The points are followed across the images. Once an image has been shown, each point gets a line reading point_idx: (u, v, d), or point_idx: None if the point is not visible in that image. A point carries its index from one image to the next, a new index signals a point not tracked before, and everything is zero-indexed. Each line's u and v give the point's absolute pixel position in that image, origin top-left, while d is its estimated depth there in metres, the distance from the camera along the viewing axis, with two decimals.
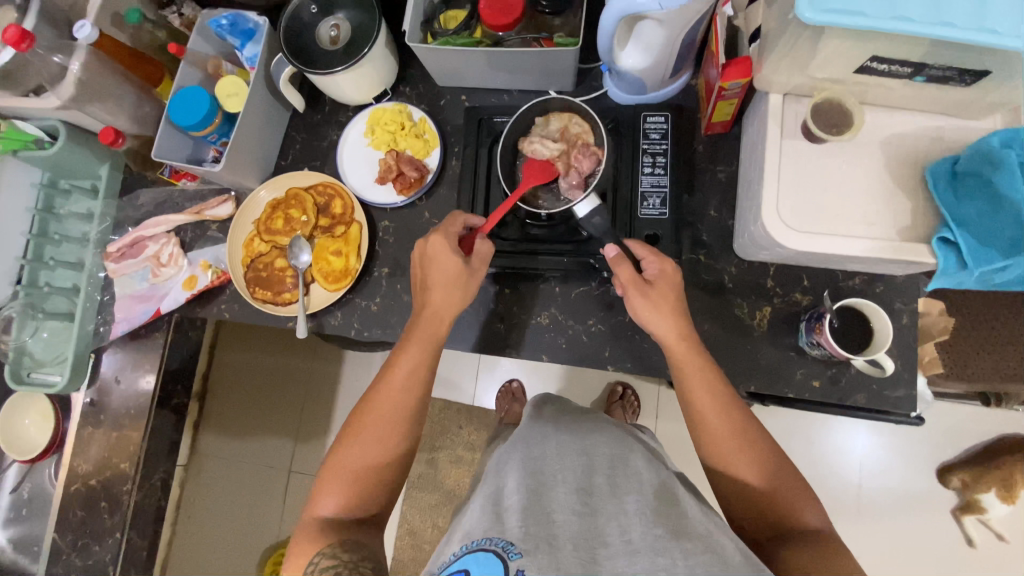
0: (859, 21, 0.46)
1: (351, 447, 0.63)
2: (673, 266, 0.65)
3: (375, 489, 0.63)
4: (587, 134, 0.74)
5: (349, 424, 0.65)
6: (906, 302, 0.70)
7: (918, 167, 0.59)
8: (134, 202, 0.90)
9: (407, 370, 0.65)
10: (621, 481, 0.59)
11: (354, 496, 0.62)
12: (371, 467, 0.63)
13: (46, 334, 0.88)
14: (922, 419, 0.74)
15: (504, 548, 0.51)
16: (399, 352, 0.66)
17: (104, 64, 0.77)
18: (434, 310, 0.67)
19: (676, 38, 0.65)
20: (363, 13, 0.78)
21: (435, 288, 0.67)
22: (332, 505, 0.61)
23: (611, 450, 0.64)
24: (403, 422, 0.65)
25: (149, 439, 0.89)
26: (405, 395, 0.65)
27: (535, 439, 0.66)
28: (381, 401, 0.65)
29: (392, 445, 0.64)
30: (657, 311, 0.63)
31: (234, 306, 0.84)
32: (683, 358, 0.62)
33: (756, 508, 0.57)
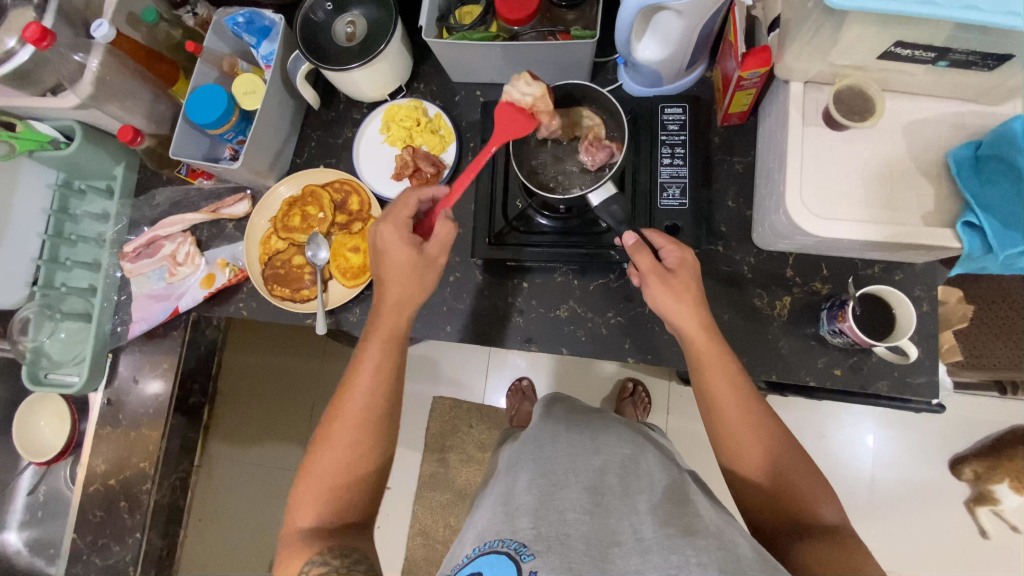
0: (883, 6, 0.46)
1: (322, 453, 0.63)
2: (691, 255, 0.65)
3: (351, 492, 0.62)
4: (600, 127, 0.71)
5: (320, 430, 0.65)
6: (926, 289, 0.71)
7: (939, 152, 0.59)
8: (149, 201, 0.90)
9: (372, 370, 0.65)
10: (632, 481, 0.58)
11: (331, 503, 0.61)
12: (346, 470, 0.62)
13: (63, 335, 0.88)
14: (943, 406, 0.74)
15: (516, 549, 0.51)
16: (362, 352, 0.66)
17: (121, 63, 0.77)
18: (395, 303, 0.67)
19: (694, 28, 0.65)
20: (379, 10, 0.78)
21: (397, 268, 0.67)
22: (310, 515, 0.60)
23: (621, 450, 0.63)
24: (374, 422, 0.64)
25: (167, 439, 0.89)
26: (372, 394, 0.64)
27: (546, 437, 0.66)
28: (346, 404, 0.64)
29: (366, 446, 0.63)
30: (678, 299, 0.62)
31: (252, 304, 0.84)
32: (703, 348, 0.62)
33: (771, 501, 0.57)
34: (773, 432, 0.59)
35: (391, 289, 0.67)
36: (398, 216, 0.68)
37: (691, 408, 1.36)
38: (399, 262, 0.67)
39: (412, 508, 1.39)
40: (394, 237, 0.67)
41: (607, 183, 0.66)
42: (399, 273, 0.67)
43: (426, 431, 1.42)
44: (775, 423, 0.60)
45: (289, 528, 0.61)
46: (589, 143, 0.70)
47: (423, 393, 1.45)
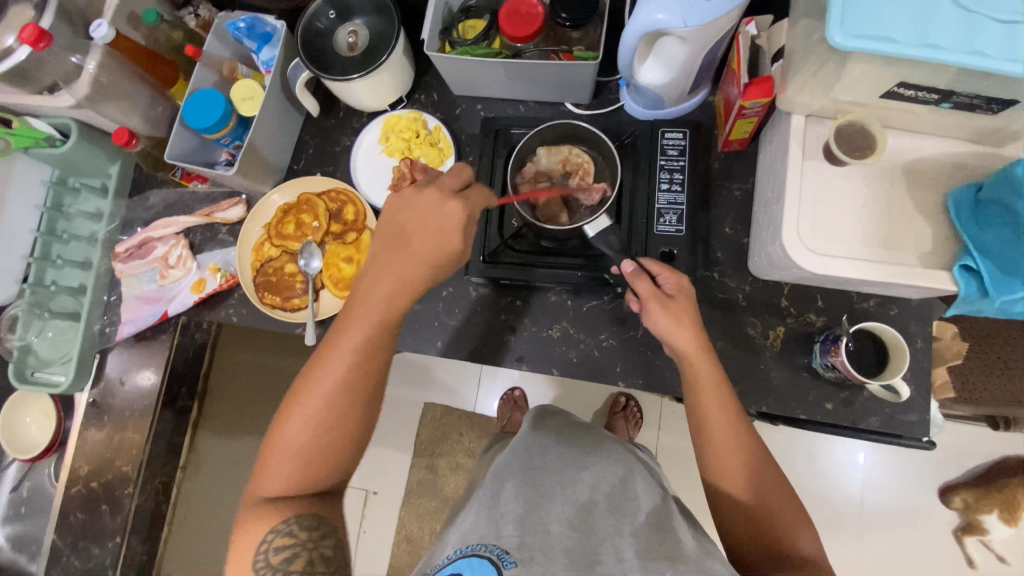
0: (888, 48, 0.46)
1: (290, 429, 0.57)
2: (685, 279, 0.65)
3: (323, 467, 0.58)
4: (589, 165, 0.73)
5: (288, 403, 0.59)
6: (921, 325, 0.70)
7: (939, 192, 0.58)
8: (144, 202, 0.89)
9: (355, 348, 0.58)
10: (621, 504, 0.57)
11: (298, 480, 0.57)
12: (321, 442, 0.57)
13: (52, 333, 0.87)
14: (933, 442, 0.72)
15: (498, 555, 0.50)
16: (346, 327, 0.59)
17: (119, 64, 0.76)
18: (404, 285, 0.60)
19: (697, 55, 0.64)
20: (382, 20, 0.77)
21: (417, 244, 0.59)
22: (277, 485, 0.57)
23: (612, 470, 0.62)
24: (354, 402, 0.58)
25: (151, 443, 0.88)
26: (354, 374, 0.58)
27: (536, 451, 0.66)
28: (325, 375, 0.58)
29: (341, 426, 0.58)
30: (678, 322, 0.60)
31: (242, 310, 0.84)
32: (700, 369, 0.60)
33: (749, 524, 0.56)
34: (757, 460, 0.58)
35: (415, 258, 0.59)
36: (451, 187, 0.62)
37: (683, 425, 1.35)
38: (419, 232, 0.60)
39: (398, 514, 1.39)
40: (421, 215, 0.60)
41: (602, 216, 0.69)
42: (415, 249, 0.60)
43: (416, 438, 1.42)
44: (759, 449, 0.59)
45: (254, 488, 0.58)
46: (581, 181, 0.72)
47: (414, 399, 1.44)
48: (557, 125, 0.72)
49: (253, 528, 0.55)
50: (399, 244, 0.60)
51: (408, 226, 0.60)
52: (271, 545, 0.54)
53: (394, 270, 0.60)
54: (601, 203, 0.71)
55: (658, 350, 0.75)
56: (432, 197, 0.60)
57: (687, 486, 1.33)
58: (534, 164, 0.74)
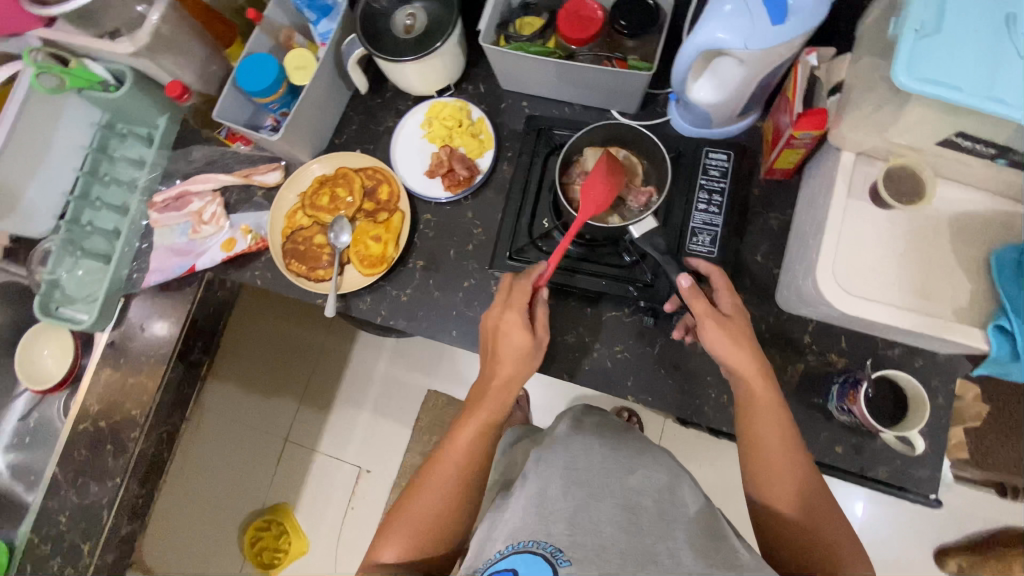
0: (953, 95, 0.45)
1: (418, 502, 0.61)
2: (737, 303, 0.62)
3: (438, 542, 0.60)
4: (637, 168, 0.73)
5: (418, 476, 0.63)
6: (944, 381, 0.69)
7: (981, 249, 0.57)
8: (186, 156, 0.91)
9: (473, 439, 0.62)
10: (668, 508, 0.56)
11: (417, 550, 0.60)
12: (440, 521, 0.60)
13: (82, 271, 0.89)
14: (938, 504, 0.70)
15: (551, 552, 0.51)
16: (468, 411, 0.63)
17: (181, 17, 0.78)
18: (509, 371, 0.63)
19: (753, 77, 0.64)
20: (440, 6, 0.78)
21: (521, 335, 0.63)
22: (395, 552, 0.59)
23: (658, 474, 0.61)
24: (470, 486, 0.61)
25: (162, 392, 0.90)
26: (475, 455, 0.62)
27: (578, 448, 0.63)
28: (447, 460, 0.62)
29: (459, 503, 0.61)
30: (736, 343, 0.59)
31: (267, 274, 0.85)
32: (760, 392, 0.58)
33: (797, 543, 0.55)
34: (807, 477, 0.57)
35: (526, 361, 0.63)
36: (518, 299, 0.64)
37: (683, 449, 1.34)
38: (520, 321, 0.63)
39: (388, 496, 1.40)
40: (520, 303, 0.64)
41: (649, 217, 0.66)
42: (521, 341, 0.63)
43: (415, 424, 1.42)
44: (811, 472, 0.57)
45: (373, 554, 0.60)
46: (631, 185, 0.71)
47: (419, 385, 1.44)
48: (605, 126, 0.72)
49: None
50: (493, 332, 0.64)
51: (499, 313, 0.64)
52: None
53: (503, 359, 0.63)
54: (647, 207, 0.69)
55: (673, 371, 0.74)
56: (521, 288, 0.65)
57: None
58: (580, 165, 0.73)
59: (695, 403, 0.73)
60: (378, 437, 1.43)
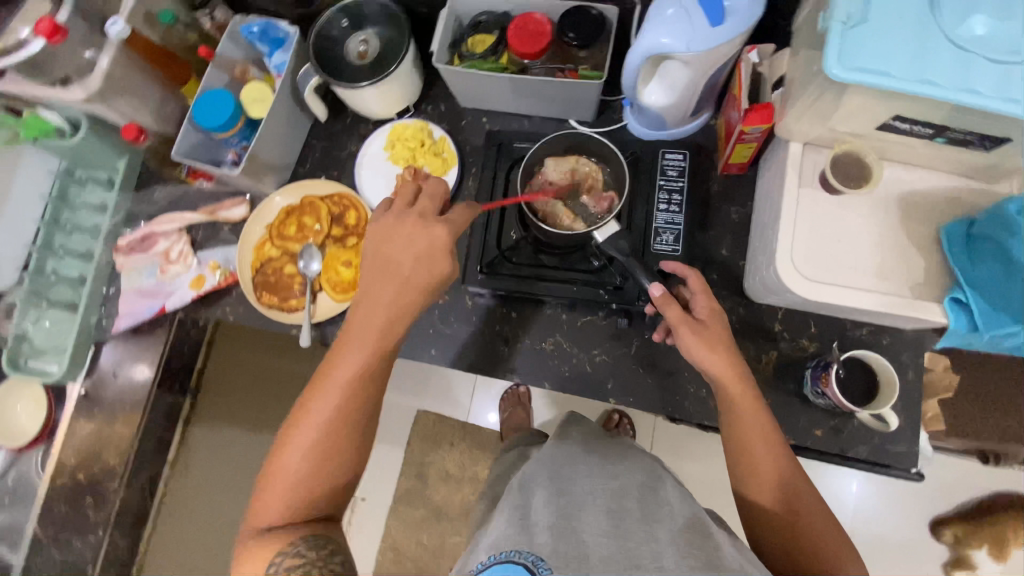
0: (884, 81, 0.47)
1: (289, 456, 0.58)
2: (719, 307, 0.63)
3: (323, 492, 0.58)
4: (597, 173, 0.74)
5: (287, 431, 0.60)
6: (913, 356, 0.71)
7: (931, 226, 0.59)
8: (148, 197, 0.90)
9: (345, 381, 0.60)
10: (653, 509, 0.55)
11: (298, 507, 0.57)
12: (315, 475, 0.58)
13: (48, 322, 0.87)
14: (923, 475, 0.72)
15: (533, 562, 0.50)
16: (339, 354, 0.61)
17: (132, 60, 0.77)
18: (397, 310, 0.61)
19: (699, 78, 0.66)
20: (393, 30, 0.79)
21: (413, 273, 0.61)
22: (275, 515, 0.57)
23: (637, 477, 0.60)
24: (345, 428, 0.59)
25: (140, 438, 0.88)
26: (350, 397, 0.60)
27: (563, 462, 0.65)
28: (318, 405, 0.59)
29: (335, 449, 0.59)
30: (711, 349, 0.59)
31: (239, 308, 0.84)
32: (737, 395, 0.58)
33: (783, 541, 0.54)
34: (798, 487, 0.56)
35: (392, 292, 0.61)
36: (425, 208, 0.63)
37: (676, 445, 1.34)
38: (411, 260, 0.61)
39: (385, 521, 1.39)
40: (409, 241, 0.61)
41: (611, 221, 0.67)
42: (415, 283, 0.61)
43: (407, 446, 1.42)
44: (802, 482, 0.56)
45: (253, 520, 0.58)
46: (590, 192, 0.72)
47: (408, 406, 1.44)
48: (565, 134, 0.72)
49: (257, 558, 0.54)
50: (396, 276, 0.61)
51: (397, 254, 0.61)
52: (279, 568, 0.52)
53: (388, 300, 0.61)
54: (608, 210, 0.70)
55: (651, 370, 0.75)
56: (418, 225, 0.62)
57: None
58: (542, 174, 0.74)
59: (675, 399, 0.74)
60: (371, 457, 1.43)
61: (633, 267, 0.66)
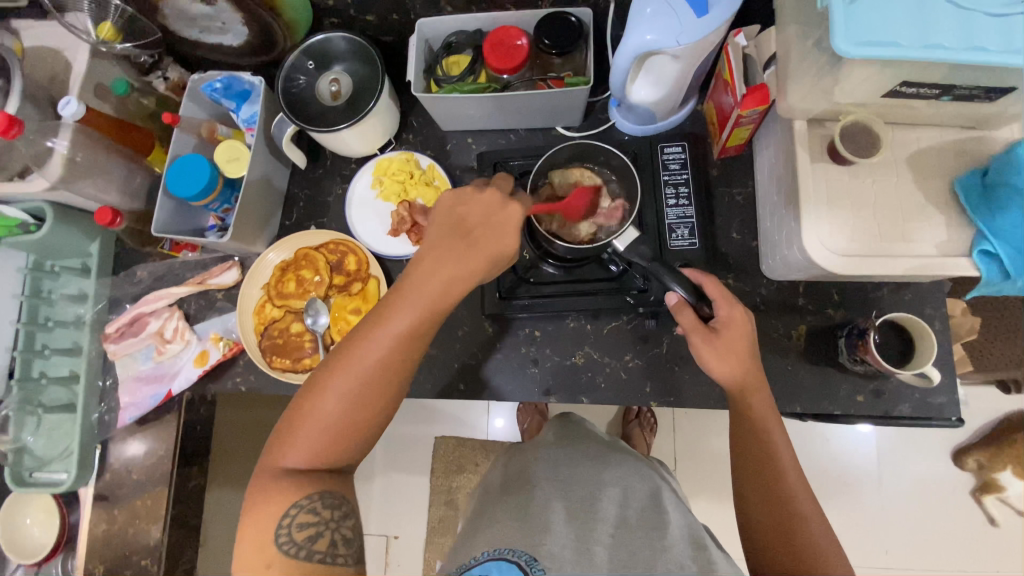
0: (894, 52, 0.46)
1: (320, 405, 0.56)
2: (744, 314, 0.61)
3: (350, 444, 0.57)
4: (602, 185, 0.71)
5: (322, 376, 0.57)
6: (936, 307, 0.72)
7: (945, 180, 0.59)
8: (131, 278, 0.85)
9: (394, 338, 0.56)
10: (650, 518, 0.66)
11: (323, 455, 0.56)
12: (345, 428, 0.56)
13: (47, 428, 0.81)
14: (962, 419, 0.71)
15: (525, 561, 0.58)
16: (392, 310, 0.57)
17: (93, 140, 0.73)
18: (462, 277, 0.58)
19: (690, 69, 0.65)
20: (364, 66, 0.76)
21: (483, 239, 0.58)
22: (299, 459, 0.56)
23: (637, 487, 0.70)
24: (387, 384, 0.57)
25: (168, 532, 0.83)
26: (395, 358, 0.57)
27: (562, 466, 0.74)
28: (361, 356, 0.56)
29: (370, 405, 0.57)
30: (724, 361, 0.59)
31: (250, 377, 0.80)
32: (749, 389, 0.60)
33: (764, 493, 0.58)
34: (805, 509, 0.57)
35: (456, 257, 0.58)
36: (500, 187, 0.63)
37: (699, 425, 1.35)
38: (483, 223, 0.59)
39: (424, 555, 1.36)
40: (485, 209, 0.60)
41: (628, 228, 0.66)
42: (483, 250, 0.59)
43: (431, 475, 1.39)
44: (808, 504, 0.57)
45: (270, 458, 0.57)
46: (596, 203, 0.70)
47: (427, 435, 1.41)
48: (566, 146, 0.71)
49: (272, 505, 0.54)
50: (464, 241, 0.59)
51: (470, 220, 0.60)
52: (293, 522, 0.54)
53: (456, 265, 0.58)
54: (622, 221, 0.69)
55: (686, 365, 0.74)
56: (495, 197, 0.60)
57: (713, 486, 1.31)
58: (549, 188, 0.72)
59: (716, 390, 0.73)
60: (398, 493, 1.40)
61: (658, 270, 0.63)
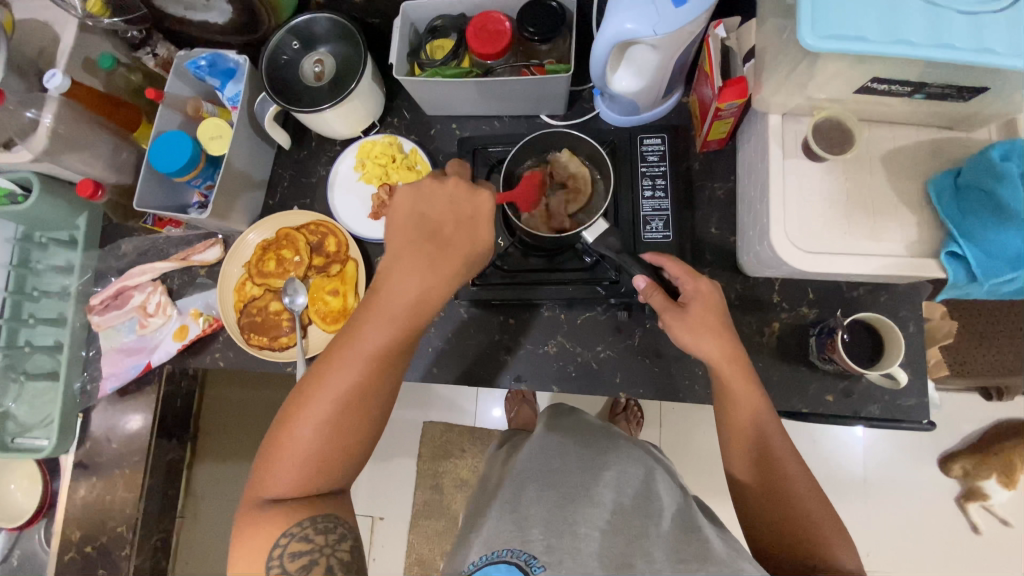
0: (859, 47, 0.46)
1: (298, 430, 0.56)
2: (709, 285, 0.63)
3: (335, 466, 0.58)
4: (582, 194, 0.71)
5: (297, 401, 0.58)
6: (911, 310, 0.71)
7: (918, 180, 0.59)
8: (116, 252, 0.86)
9: (366, 354, 0.57)
10: (645, 505, 0.60)
11: (307, 478, 0.57)
12: (326, 450, 0.57)
13: (31, 395, 0.84)
14: (933, 423, 0.70)
15: (526, 561, 0.53)
16: (361, 326, 0.58)
17: (78, 113, 0.74)
18: (433, 284, 0.59)
19: (668, 60, 0.65)
20: (347, 46, 0.76)
21: (452, 241, 0.60)
22: (283, 486, 0.56)
23: (631, 471, 0.66)
24: (363, 402, 0.58)
25: (144, 501, 0.85)
26: (370, 374, 0.58)
27: (556, 454, 0.69)
28: (333, 378, 0.57)
29: (349, 424, 0.57)
30: (698, 335, 0.60)
31: (229, 353, 0.81)
32: (730, 376, 0.59)
33: (767, 491, 0.57)
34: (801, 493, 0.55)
35: (422, 266, 0.59)
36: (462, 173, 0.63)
37: (685, 421, 1.35)
38: (449, 229, 0.60)
39: (406, 537, 1.38)
40: (447, 207, 0.60)
41: (598, 219, 0.66)
42: (455, 252, 0.60)
43: (417, 458, 1.40)
44: (796, 467, 0.57)
45: (256, 489, 0.57)
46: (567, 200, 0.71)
47: (414, 419, 1.43)
48: (551, 132, 0.72)
49: (261, 533, 0.54)
50: (434, 242, 0.60)
51: (434, 218, 0.60)
52: (286, 549, 0.54)
53: (426, 271, 0.59)
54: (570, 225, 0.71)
55: (658, 357, 0.74)
56: (460, 187, 0.60)
57: (694, 483, 1.32)
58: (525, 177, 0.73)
59: (686, 384, 0.74)
60: (384, 474, 1.41)
61: (626, 261, 0.66)
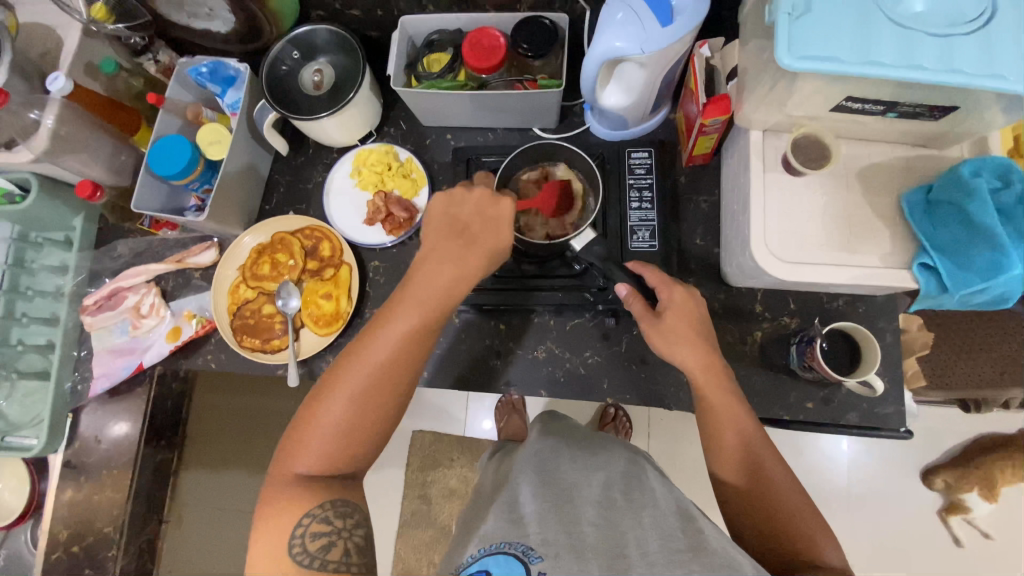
0: (833, 66, 0.48)
1: (330, 406, 0.57)
2: (684, 295, 0.64)
3: (361, 448, 0.58)
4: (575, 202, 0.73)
5: (330, 379, 0.59)
6: (888, 321, 0.73)
7: (892, 194, 0.61)
8: (111, 253, 0.87)
9: (400, 337, 0.59)
10: (636, 495, 0.61)
11: (334, 456, 0.57)
12: (355, 428, 0.57)
13: (20, 394, 0.83)
14: (911, 431, 0.72)
15: (522, 552, 0.54)
16: (395, 310, 0.60)
17: (79, 115, 0.75)
18: (462, 275, 0.61)
19: (656, 77, 0.67)
20: (346, 57, 0.78)
21: (480, 236, 0.62)
22: (312, 462, 0.57)
23: (621, 466, 0.67)
24: (393, 383, 0.59)
25: (131, 502, 0.85)
26: (401, 356, 0.59)
27: (548, 456, 0.70)
28: (367, 359, 0.58)
29: (379, 404, 0.58)
30: (674, 342, 0.62)
31: (221, 355, 0.82)
32: (703, 384, 0.62)
33: (746, 495, 0.58)
34: (782, 495, 0.57)
35: (454, 257, 0.61)
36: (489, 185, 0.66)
37: (673, 431, 1.36)
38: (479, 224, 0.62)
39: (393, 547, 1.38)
40: (478, 205, 0.63)
41: (587, 229, 0.68)
42: (482, 247, 0.62)
43: (406, 467, 1.40)
44: (776, 467, 0.59)
45: (283, 464, 0.57)
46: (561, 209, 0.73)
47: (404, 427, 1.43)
48: (538, 145, 0.74)
49: (283, 511, 0.54)
50: (463, 238, 0.62)
51: (464, 217, 0.63)
52: (306, 529, 0.53)
53: (458, 261, 0.61)
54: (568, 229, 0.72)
55: (645, 364, 0.76)
56: (486, 195, 0.63)
57: None
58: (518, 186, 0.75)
59: (671, 391, 0.75)
60: (372, 482, 1.41)
61: (612, 269, 0.69)
